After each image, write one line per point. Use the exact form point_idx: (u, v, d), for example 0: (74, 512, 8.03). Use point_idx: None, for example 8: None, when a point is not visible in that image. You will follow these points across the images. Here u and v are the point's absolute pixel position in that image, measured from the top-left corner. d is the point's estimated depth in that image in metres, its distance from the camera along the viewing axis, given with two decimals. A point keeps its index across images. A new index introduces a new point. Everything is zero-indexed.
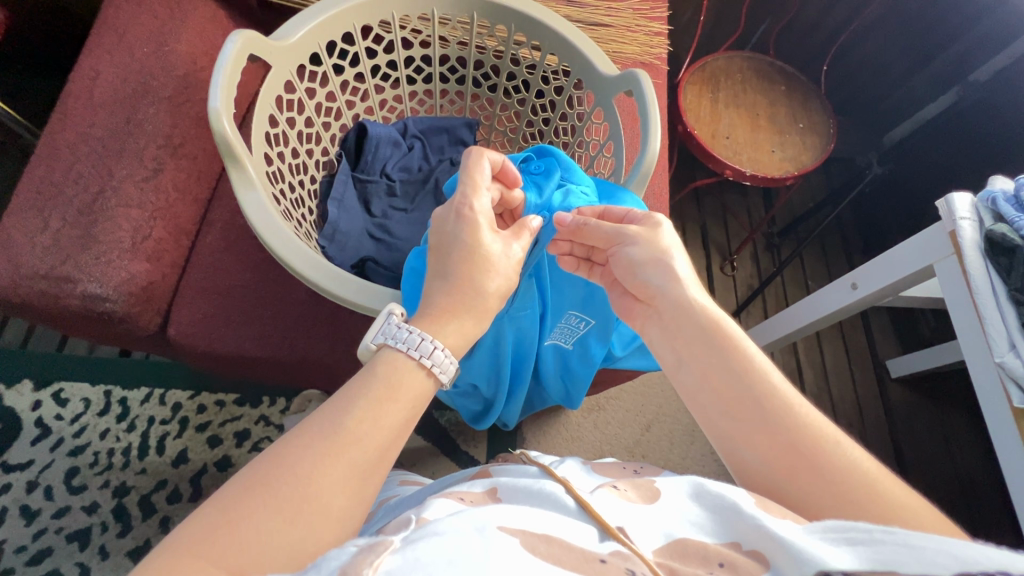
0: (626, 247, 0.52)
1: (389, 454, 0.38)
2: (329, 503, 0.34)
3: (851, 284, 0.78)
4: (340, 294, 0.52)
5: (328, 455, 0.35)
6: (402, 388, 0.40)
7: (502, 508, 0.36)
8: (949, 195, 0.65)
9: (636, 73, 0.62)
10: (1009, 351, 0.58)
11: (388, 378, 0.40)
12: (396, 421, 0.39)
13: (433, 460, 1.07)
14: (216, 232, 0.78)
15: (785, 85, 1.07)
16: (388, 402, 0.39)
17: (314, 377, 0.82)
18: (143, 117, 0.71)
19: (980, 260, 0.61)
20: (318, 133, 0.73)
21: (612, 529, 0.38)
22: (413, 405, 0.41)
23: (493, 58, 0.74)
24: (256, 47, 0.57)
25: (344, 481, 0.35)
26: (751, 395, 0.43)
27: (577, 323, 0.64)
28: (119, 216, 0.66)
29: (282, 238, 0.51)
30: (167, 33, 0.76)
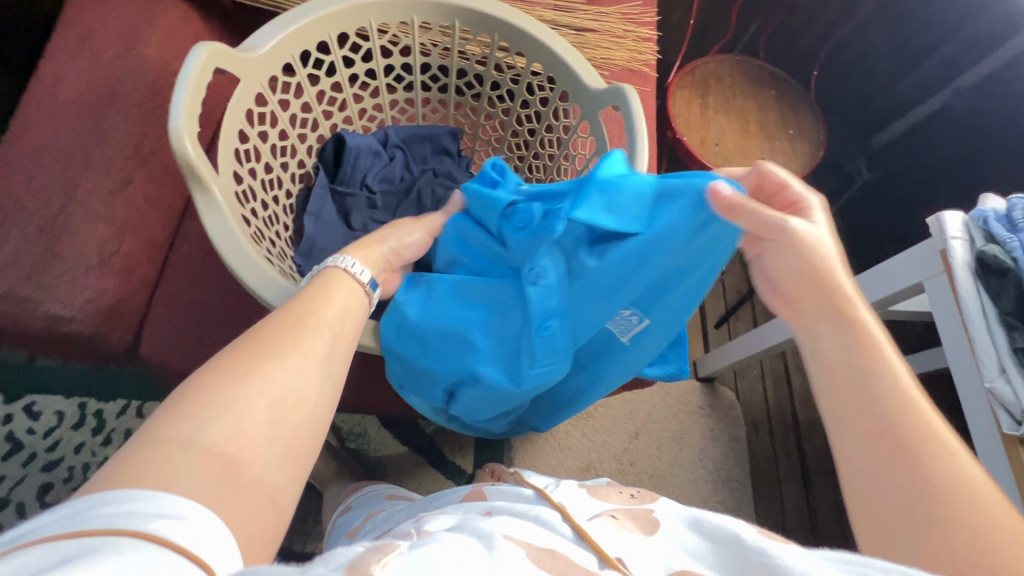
0: (777, 248, 0.46)
1: (347, 324, 0.46)
2: (310, 350, 0.41)
3: None
4: None
5: (298, 322, 0.42)
6: (338, 282, 0.48)
7: (510, 523, 0.38)
8: (940, 212, 0.63)
9: (623, 87, 0.60)
10: (1000, 375, 0.57)
11: (324, 280, 0.48)
12: (341, 303, 0.47)
13: (419, 471, 1.06)
14: (191, 244, 0.75)
15: (775, 90, 1.05)
16: (331, 292, 0.47)
17: None
18: (109, 125, 0.68)
19: (972, 281, 0.59)
20: (295, 146, 0.70)
21: (610, 557, 0.37)
22: (350, 293, 0.48)
23: (478, 66, 0.71)
24: (224, 60, 0.55)
25: (317, 340, 0.42)
26: (872, 389, 0.40)
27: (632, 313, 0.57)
28: (84, 231, 0.64)
29: (252, 268, 0.49)
30: (135, 36, 0.72)
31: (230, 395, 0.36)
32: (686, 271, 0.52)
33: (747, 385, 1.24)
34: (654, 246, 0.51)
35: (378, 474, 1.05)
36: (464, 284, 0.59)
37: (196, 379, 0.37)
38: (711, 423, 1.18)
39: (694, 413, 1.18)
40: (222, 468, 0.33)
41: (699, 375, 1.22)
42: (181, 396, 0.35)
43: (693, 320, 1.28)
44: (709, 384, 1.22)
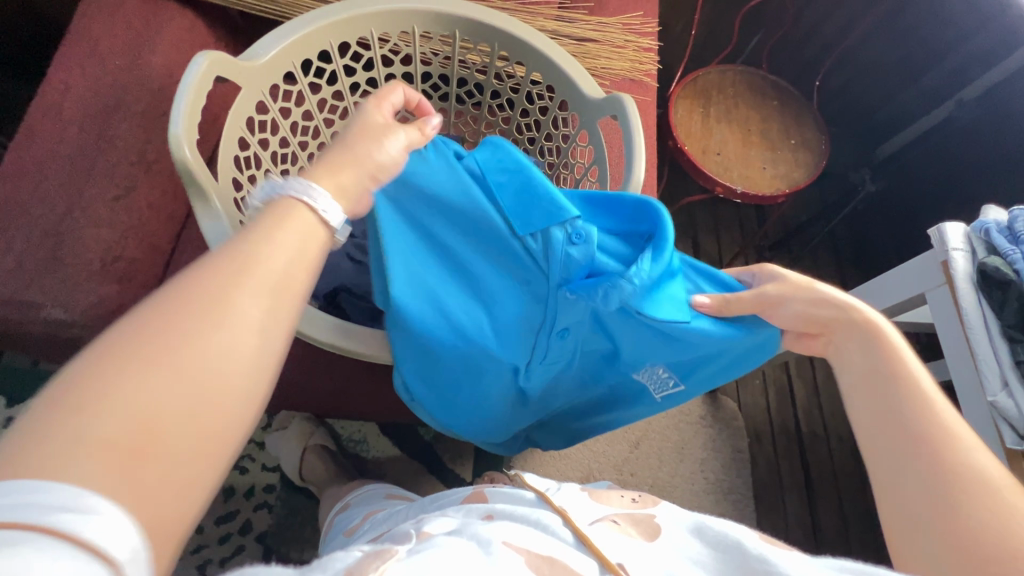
0: (775, 311, 0.50)
1: (299, 277, 0.36)
2: (245, 314, 0.32)
3: None
4: (313, 334, 0.54)
5: (235, 270, 0.33)
6: (293, 216, 0.38)
7: (511, 528, 0.39)
8: (941, 223, 0.63)
9: (621, 96, 0.60)
10: (1002, 390, 0.56)
11: (272, 221, 0.37)
12: (292, 248, 0.36)
13: (418, 478, 1.06)
14: (193, 250, 0.75)
15: (777, 99, 1.05)
16: (279, 235, 0.36)
17: (292, 398, 0.80)
18: (114, 133, 0.68)
19: (973, 293, 0.59)
20: (296, 153, 0.71)
21: (613, 564, 0.37)
22: (309, 232, 0.38)
23: (478, 76, 0.72)
24: (225, 69, 0.55)
25: (258, 296, 0.33)
26: (893, 394, 0.44)
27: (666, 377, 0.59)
28: (87, 237, 0.64)
29: None
30: (141, 45, 0.73)
31: (133, 375, 0.27)
32: (722, 354, 0.54)
33: (750, 396, 1.22)
34: (681, 339, 0.52)
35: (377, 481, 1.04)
36: (483, 312, 0.56)
37: (99, 343, 0.28)
38: (714, 433, 1.17)
39: (695, 423, 1.17)
40: (122, 472, 0.26)
41: None
42: (67, 376, 0.27)
43: None
44: (712, 394, 1.21)
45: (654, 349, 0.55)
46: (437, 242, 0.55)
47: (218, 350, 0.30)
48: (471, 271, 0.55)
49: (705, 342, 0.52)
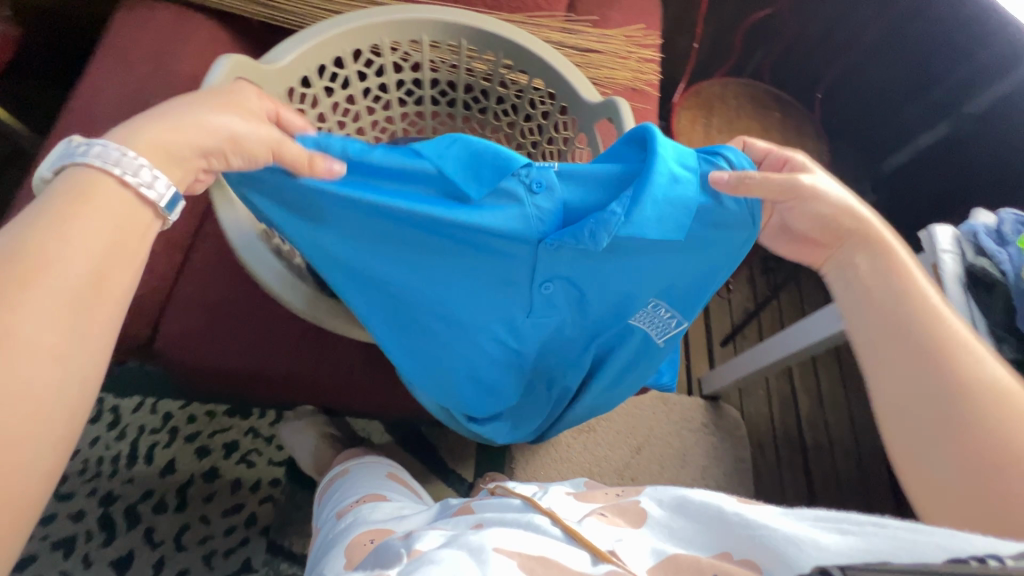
0: (801, 204, 0.49)
1: (105, 279, 0.37)
2: (34, 335, 0.33)
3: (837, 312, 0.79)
4: (319, 318, 0.59)
5: (16, 284, 0.33)
6: (93, 205, 0.38)
7: (504, 534, 0.42)
8: (932, 226, 0.67)
9: (616, 100, 0.63)
10: None
11: (76, 197, 0.37)
12: (95, 243, 0.37)
13: (420, 476, 1.07)
14: (209, 246, 0.78)
15: (778, 111, 1.07)
16: (83, 215, 0.37)
17: (299, 393, 0.82)
18: None
19: (962, 292, 0.63)
20: None
21: (603, 551, 0.40)
22: (117, 223, 0.38)
23: (483, 82, 0.75)
24: (245, 72, 0.59)
25: (50, 311, 0.34)
26: (911, 325, 0.45)
27: (669, 315, 0.60)
28: None
29: (256, 255, 0.57)
30: (168, 52, 0.77)
31: None
32: (708, 282, 0.57)
33: (753, 405, 1.22)
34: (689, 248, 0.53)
35: None
36: (450, 273, 0.58)
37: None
38: (716, 441, 1.16)
39: (697, 431, 1.17)
40: None
41: (704, 392, 1.21)
42: None
43: (699, 338, 1.28)
44: (714, 402, 1.21)
45: (645, 280, 0.56)
46: (393, 223, 0.54)
47: (29, 339, 0.33)
48: (422, 239, 0.55)
49: (699, 251, 0.53)
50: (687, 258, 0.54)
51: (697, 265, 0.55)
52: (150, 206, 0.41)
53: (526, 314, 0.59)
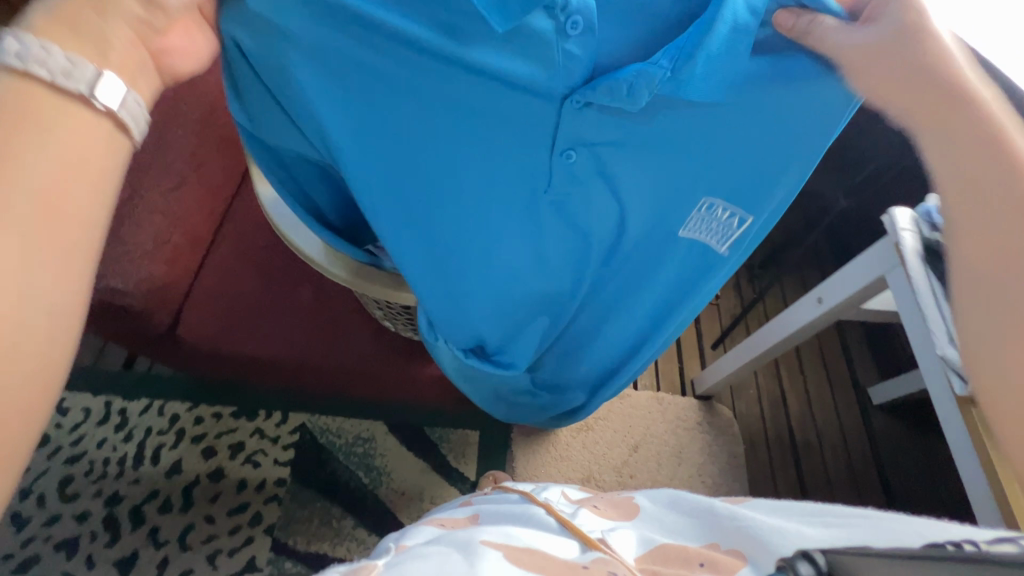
0: (888, 54, 0.43)
1: (65, 196, 0.34)
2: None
3: (817, 298, 0.85)
4: (365, 287, 0.60)
5: None
6: (33, 117, 0.33)
7: (497, 530, 0.48)
8: (891, 209, 0.70)
9: None
10: (949, 344, 0.63)
11: (22, 110, 0.33)
12: (42, 158, 0.33)
13: (422, 475, 1.09)
14: (230, 241, 0.82)
15: None
16: (30, 130, 0.33)
17: (311, 382, 0.86)
18: (171, 135, 0.79)
19: (921, 266, 0.67)
20: None
21: (592, 540, 0.45)
22: (63, 136, 0.34)
23: None
24: None
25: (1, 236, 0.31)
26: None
27: (728, 214, 0.52)
28: (144, 221, 0.73)
29: (296, 228, 0.57)
30: None
31: None
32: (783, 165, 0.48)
33: (744, 405, 1.26)
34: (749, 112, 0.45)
35: (383, 478, 1.08)
36: (467, 175, 0.49)
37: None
38: (710, 439, 1.20)
39: (692, 429, 1.21)
40: None
41: (696, 392, 1.25)
42: None
43: (690, 341, 1.33)
44: (707, 402, 1.25)
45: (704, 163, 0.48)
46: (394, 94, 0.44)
47: None
48: (431, 119, 0.46)
49: (782, 104, 0.45)
50: (761, 128, 0.45)
51: (768, 134, 0.47)
52: (103, 112, 0.35)
53: (562, 218, 0.52)
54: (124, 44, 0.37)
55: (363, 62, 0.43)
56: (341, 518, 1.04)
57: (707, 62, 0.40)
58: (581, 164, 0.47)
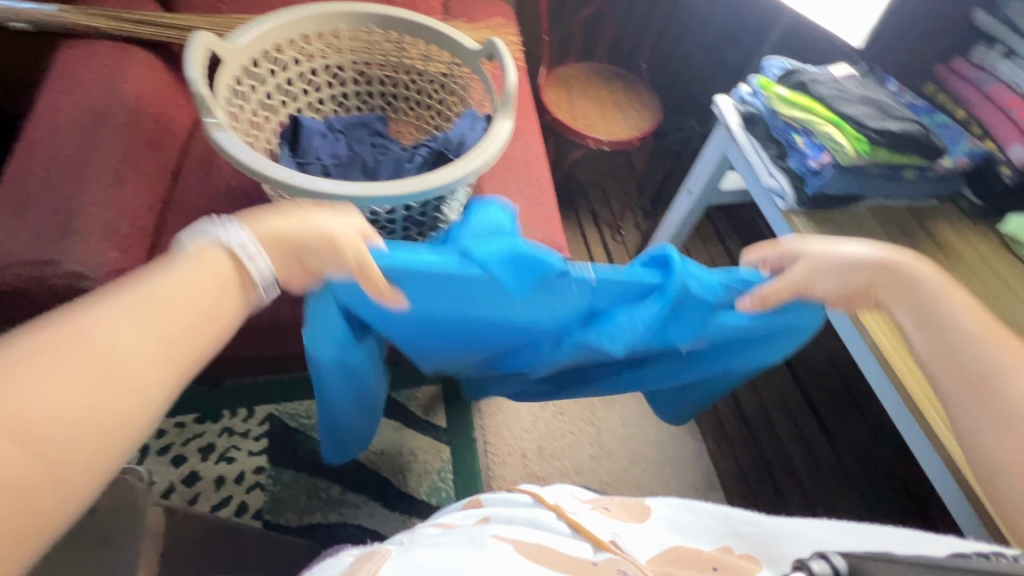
0: (902, 295, 0.52)
1: (194, 337, 0.41)
2: (129, 381, 0.37)
3: (688, 192, 1.03)
4: (298, 183, 0.63)
5: (141, 327, 0.39)
6: (208, 281, 0.43)
7: (507, 527, 0.48)
8: (714, 100, 0.89)
9: (495, 39, 0.79)
10: (771, 176, 0.78)
11: (195, 274, 0.42)
12: (199, 305, 0.42)
13: (397, 432, 1.17)
14: (176, 230, 0.89)
15: (621, 79, 1.38)
16: (203, 282, 0.43)
17: (277, 345, 0.93)
18: (102, 137, 0.84)
19: (742, 130, 0.84)
20: (262, 124, 0.83)
21: (604, 541, 0.46)
22: (214, 300, 0.43)
23: (394, 59, 0.91)
24: (216, 46, 0.70)
25: (146, 354, 0.38)
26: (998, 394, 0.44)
27: (685, 360, 0.66)
28: (92, 213, 0.78)
29: (242, 150, 0.63)
30: (116, 76, 0.90)
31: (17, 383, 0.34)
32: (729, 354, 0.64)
33: None
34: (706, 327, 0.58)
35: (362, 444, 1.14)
36: (483, 328, 0.62)
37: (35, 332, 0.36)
38: None
39: None
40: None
41: None
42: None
43: None
44: None
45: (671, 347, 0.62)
46: (424, 312, 0.57)
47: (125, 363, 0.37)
48: (471, 324, 0.60)
49: (757, 330, 0.59)
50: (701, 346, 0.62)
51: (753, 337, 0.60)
52: (249, 284, 0.46)
53: (553, 341, 0.64)
54: (281, 223, 0.46)
55: (421, 293, 0.53)
56: (327, 487, 1.09)
57: (647, 315, 0.57)
58: (577, 339, 0.62)
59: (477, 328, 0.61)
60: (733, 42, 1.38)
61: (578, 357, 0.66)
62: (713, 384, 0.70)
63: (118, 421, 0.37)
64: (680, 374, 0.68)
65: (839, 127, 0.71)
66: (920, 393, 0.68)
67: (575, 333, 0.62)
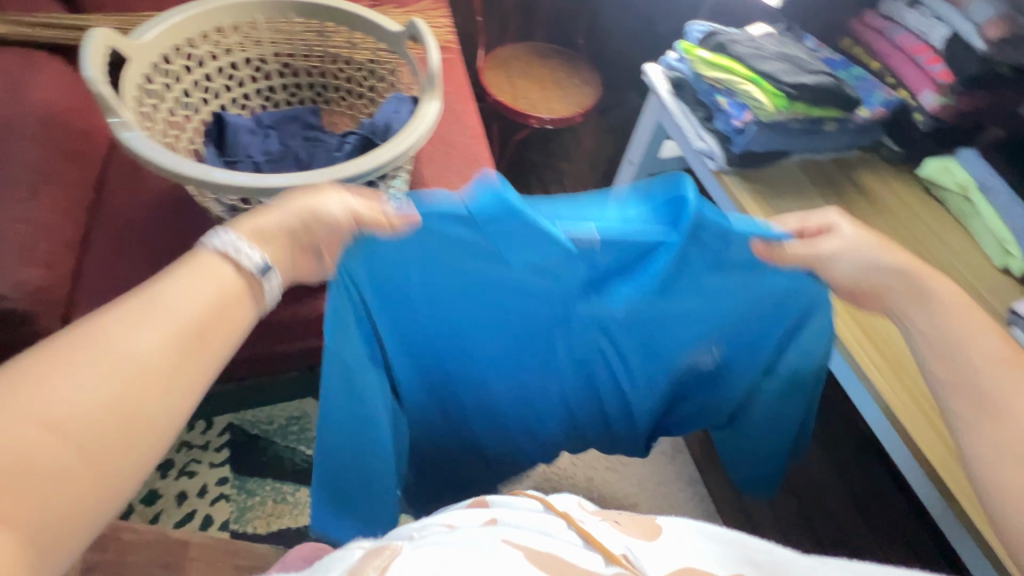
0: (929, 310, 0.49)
1: (209, 333, 0.38)
2: (148, 373, 0.35)
3: (629, 163, 1.04)
4: (215, 179, 0.61)
5: (145, 321, 0.36)
6: (207, 274, 0.40)
7: (518, 532, 0.44)
8: (643, 68, 0.89)
9: (415, 20, 0.77)
10: (699, 139, 0.80)
11: (198, 269, 0.40)
12: (206, 297, 0.39)
13: None
14: (105, 242, 0.85)
15: (560, 57, 1.38)
16: (202, 279, 0.39)
17: None
18: (11, 149, 0.79)
19: (671, 96, 0.85)
20: (183, 124, 0.80)
21: (615, 555, 0.43)
22: (224, 293, 0.40)
23: (318, 49, 0.88)
24: (117, 42, 0.67)
25: (159, 344, 0.36)
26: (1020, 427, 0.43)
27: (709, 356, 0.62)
28: (6, 230, 0.73)
29: (153, 150, 0.61)
30: (22, 86, 0.85)
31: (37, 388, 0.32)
32: (759, 344, 0.59)
33: None
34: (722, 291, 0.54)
35: None
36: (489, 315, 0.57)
37: (49, 340, 0.35)
38: None
39: None
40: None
41: None
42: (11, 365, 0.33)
43: None
44: None
45: (695, 320, 0.57)
46: (422, 290, 0.53)
47: (145, 359, 0.35)
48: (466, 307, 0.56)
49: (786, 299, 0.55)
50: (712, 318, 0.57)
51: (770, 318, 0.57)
52: (251, 280, 0.41)
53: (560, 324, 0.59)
54: (282, 216, 0.43)
55: (399, 266, 0.50)
56: (295, 490, 1.07)
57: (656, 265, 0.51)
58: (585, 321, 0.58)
59: (486, 319, 0.57)
60: (666, 12, 1.40)
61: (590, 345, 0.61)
62: (730, 371, 0.64)
63: (140, 408, 0.35)
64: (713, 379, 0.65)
65: (758, 84, 0.73)
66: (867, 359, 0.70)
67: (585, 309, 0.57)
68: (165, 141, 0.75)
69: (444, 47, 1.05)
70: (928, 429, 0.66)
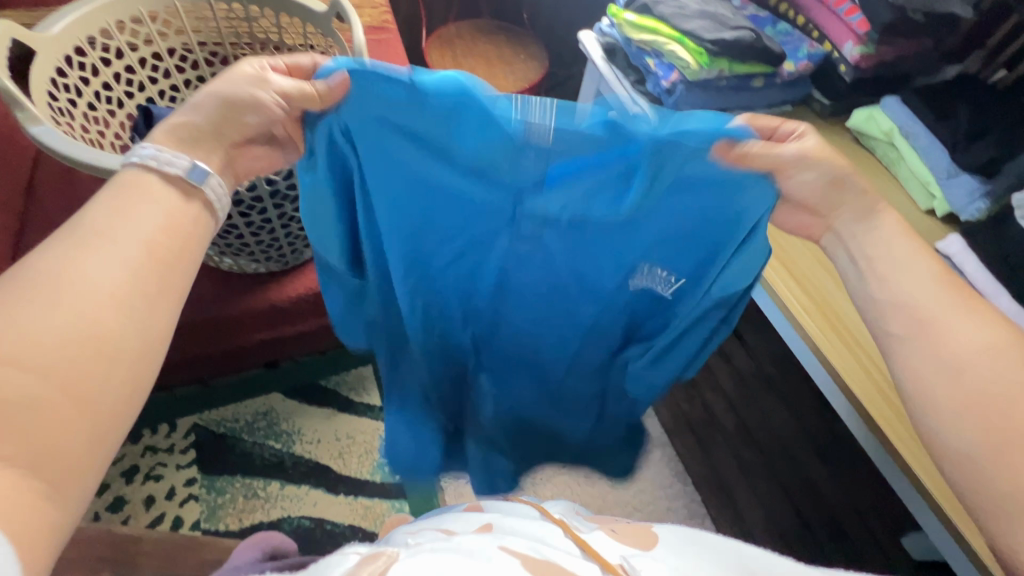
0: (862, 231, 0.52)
1: (159, 247, 0.39)
2: (100, 290, 0.35)
3: None
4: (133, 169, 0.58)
5: (81, 244, 0.36)
6: (138, 190, 0.40)
7: (513, 542, 0.42)
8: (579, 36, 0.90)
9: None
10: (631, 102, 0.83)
11: (126, 191, 0.40)
12: (148, 215, 0.39)
13: (331, 420, 1.15)
14: None
15: (504, 33, 1.36)
16: (133, 200, 0.40)
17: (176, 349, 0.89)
18: None
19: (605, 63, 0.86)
20: (107, 120, 0.78)
21: (612, 564, 0.40)
22: (163, 209, 0.40)
23: (245, 35, 0.86)
24: (21, 35, 0.65)
25: (104, 261, 0.36)
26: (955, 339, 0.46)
27: (665, 275, 0.61)
28: None
29: (66, 144, 0.59)
30: None
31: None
32: (711, 267, 0.58)
33: None
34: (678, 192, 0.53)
35: (296, 438, 1.12)
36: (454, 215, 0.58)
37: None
38: None
39: None
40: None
41: None
42: None
43: None
44: None
45: (652, 233, 0.57)
46: (389, 179, 0.54)
47: (98, 279, 0.36)
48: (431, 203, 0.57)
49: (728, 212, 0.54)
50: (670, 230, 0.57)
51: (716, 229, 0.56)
52: (192, 192, 0.42)
53: (517, 235, 0.59)
54: (215, 115, 0.45)
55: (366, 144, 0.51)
56: (266, 485, 1.07)
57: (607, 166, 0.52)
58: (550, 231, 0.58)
59: (453, 218, 0.58)
60: None
61: (553, 259, 0.61)
62: (681, 305, 0.63)
63: (100, 318, 0.35)
64: (669, 313, 0.65)
65: (681, 43, 0.75)
66: (800, 309, 0.72)
67: (546, 215, 0.57)
68: (87, 138, 0.73)
69: (381, 27, 1.03)
70: (859, 369, 0.69)
